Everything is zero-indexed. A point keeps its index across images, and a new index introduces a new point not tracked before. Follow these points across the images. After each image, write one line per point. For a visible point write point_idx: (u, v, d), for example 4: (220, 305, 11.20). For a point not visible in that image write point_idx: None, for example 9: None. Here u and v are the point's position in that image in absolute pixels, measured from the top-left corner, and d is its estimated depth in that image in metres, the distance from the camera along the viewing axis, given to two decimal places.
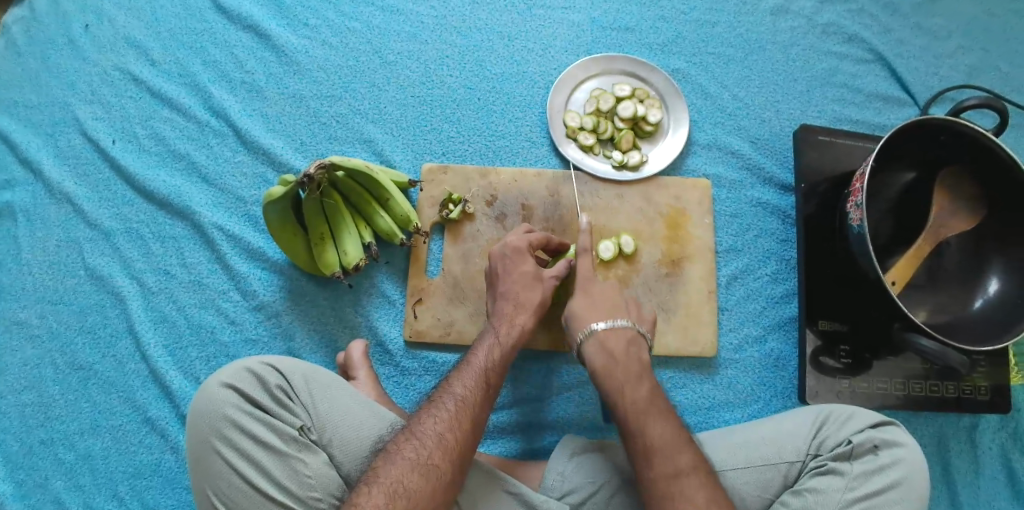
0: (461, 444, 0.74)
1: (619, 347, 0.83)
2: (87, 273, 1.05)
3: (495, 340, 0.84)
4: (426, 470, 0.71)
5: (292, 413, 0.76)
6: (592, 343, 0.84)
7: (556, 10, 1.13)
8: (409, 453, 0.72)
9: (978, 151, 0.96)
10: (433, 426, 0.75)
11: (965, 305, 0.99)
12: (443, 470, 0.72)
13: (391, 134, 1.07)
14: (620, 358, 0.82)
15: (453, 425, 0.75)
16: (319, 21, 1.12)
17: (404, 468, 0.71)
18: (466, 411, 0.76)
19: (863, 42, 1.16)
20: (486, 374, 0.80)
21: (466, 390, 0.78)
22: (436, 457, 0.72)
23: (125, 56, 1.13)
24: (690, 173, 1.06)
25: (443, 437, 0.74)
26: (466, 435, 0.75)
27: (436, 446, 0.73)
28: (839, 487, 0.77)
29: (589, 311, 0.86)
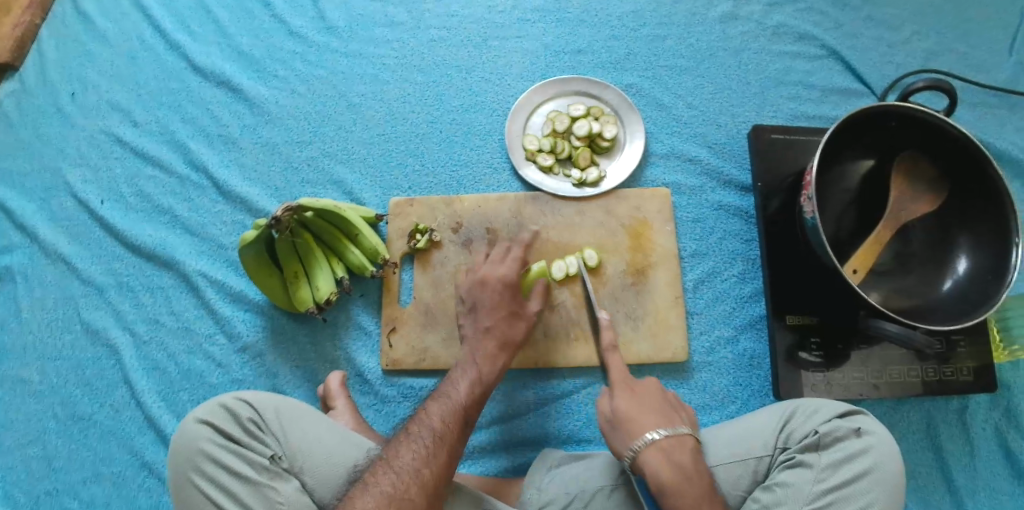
0: (436, 474, 0.76)
1: (684, 459, 0.79)
2: (84, 328, 1.11)
3: (475, 371, 0.88)
4: (399, 500, 0.73)
5: (264, 443, 0.79)
6: (651, 454, 0.79)
7: (510, 40, 1.17)
8: (384, 483, 0.74)
9: (928, 130, 0.98)
10: (409, 456, 0.77)
11: (935, 286, 0.98)
12: (416, 499, 0.74)
13: (360, 174, 1.11)
14: (685, 467, 0.78)
15: (429, 455, 0.77)
16: (288, 71, 1.19)
17: (379, 498, 0.73)
18: (443, 440, 0.79)
19: (815, 39, 1.18)
20: (461, 405, 0.83)
21: (443, 422, 0.81)
22: (412, 491, 0.74)
23: (111, 120, 1.21)
24: (650, 184, 1.08)
25: (418, 467, 0.76)
26: (441, 466, 0.77)
27: (410, 476, 0.75)
28: (808, 479, 0.78)
29: (637, 414, 0.83)
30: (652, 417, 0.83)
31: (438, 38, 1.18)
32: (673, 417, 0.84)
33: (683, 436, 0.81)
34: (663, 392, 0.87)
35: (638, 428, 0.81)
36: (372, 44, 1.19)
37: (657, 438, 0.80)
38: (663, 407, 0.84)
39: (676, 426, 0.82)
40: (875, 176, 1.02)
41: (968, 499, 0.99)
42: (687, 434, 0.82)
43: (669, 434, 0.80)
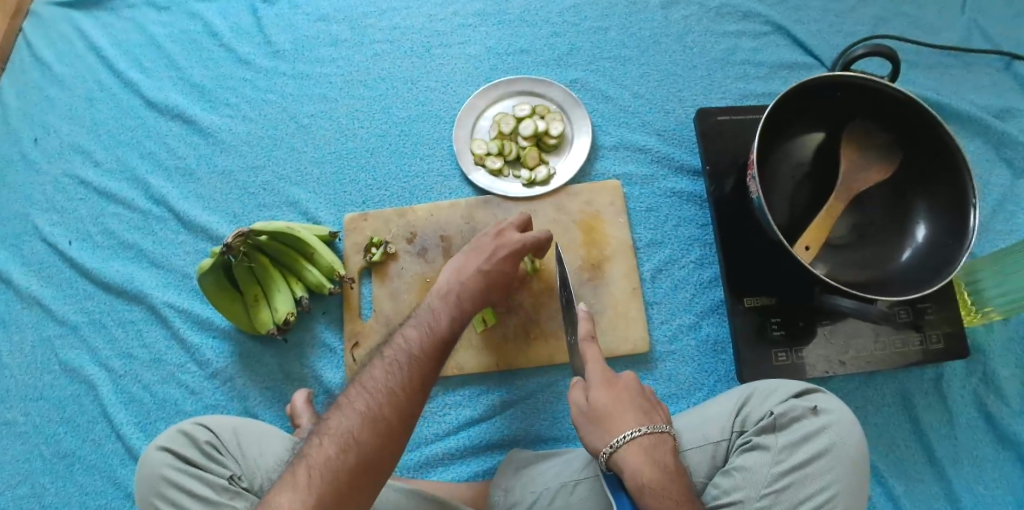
0: (410, 396, 0.72)
1: (666, 457, 0.74)
2: (62, 367, 1.12)
3: (453, 301, 0.84)
4: (374, 422, 0.69)
5: (223, 464, 0.82)
6: (630, 453, 0.73)
7: (453, 46, 1.19)
8: (359, 405, 0.70)
9: (875, 97, 0.94)
10: (383, 377, 0.73)
11: (894, 256, 0.94)
12: (390, 421, 0.70)
13: (314, 193, 1.13)
14: (667, 465, 0.73)
15: (403, 377, 0.73)
16: (239, 99, 1.20)
17: (354, 420, 0.69)
18: (416, 365, 0.75)
19: (759, 16, 1.17)
20: (436, 329, 0.79)
21: (418, 346, 0.77)
22: (386, 411, 0.70)
23: (73, 162, 1.22)
24: (601, 176, 1.09)
25: (391, 389, 0.72)
26: (417, 390, 0.73)
27: (385, 397, 0.71)
28: (765, 462, 0.78)
29: (617, 411, 0.77)
30: (632, 414, 0.76)
31: (383, 51, 1.20)
32: (650, 413, 0.78)
33: (662, 434, 0.75)
34: (642, 387, 0.81)
35: (617, 426, 0.75)
36: (319, 64, 1.21)
37: (635, 436, 0.74)
38: (640, 402, 0.78)
39: (655, 423, 0.76)
40: (827, 147, 0.98)
41: (950, 468, 0.97)
42: (665, 431, 0.76)
43: (649, 432, 0.75)
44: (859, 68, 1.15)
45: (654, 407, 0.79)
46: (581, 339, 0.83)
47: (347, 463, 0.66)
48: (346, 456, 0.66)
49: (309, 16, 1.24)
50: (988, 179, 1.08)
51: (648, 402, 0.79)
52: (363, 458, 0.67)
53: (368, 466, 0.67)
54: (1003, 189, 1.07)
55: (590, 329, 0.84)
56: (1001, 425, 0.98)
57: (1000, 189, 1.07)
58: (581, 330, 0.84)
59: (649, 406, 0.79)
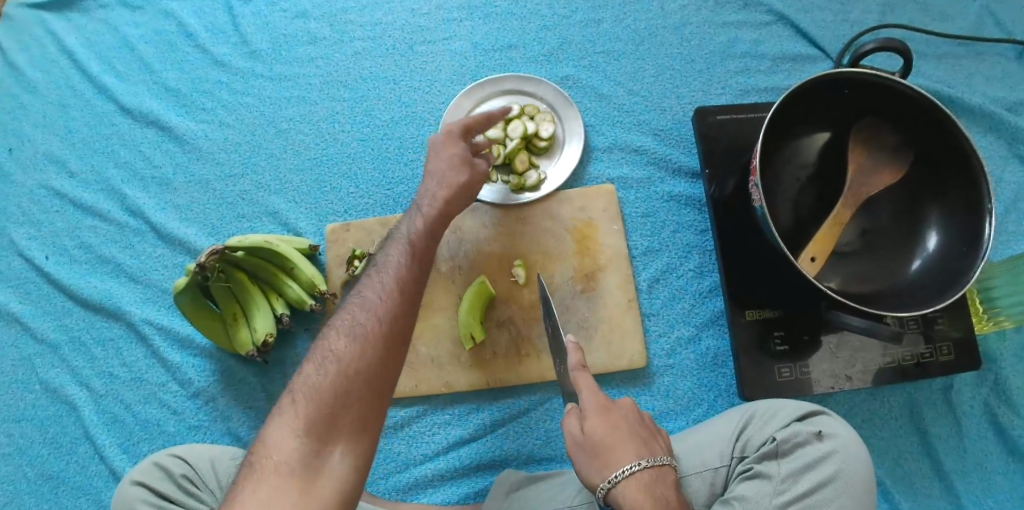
0: (389, 302, 0.71)
1: (667, 492, 0.70)
2: (42, 387, 1.06)
3: (422, 210, 0.82)
4: (353, 332, 0.69)
5: (198, 498, 0.82)
6: (630, 488, 0.69)
7: (437, 43, 1.13)
8: (338, 322, 0.70)
9: (887, 95, 0.87)
10: (359, 294, 0.73)
11: (904, 264, 0.89)
12: (370, 328, 0.69)
13: (294, 202, 1.09)
14: (669, 501, 0.69)
15: (379, 287, 0.72)
16: (215, 103, 1.15)
17: (332, 336, 0.69)
18: (392, 273, 0.74)
19: (761, 4, 1.10)
20: (411, 240, 0.78)
21: (392, 257, 0.76)
22: (364, 320, 0.69)
23: (47, 173, 1.16)
24: (594, 181, 1.04)
25: (367, 299, 0.71)
26: (394, 294, 0.72)
27: (361, 309, 0.71)
28: (767, 492, 0.74)
29: (614, 441, 0.72)
30: (632, 444, 0.72)
31: (363, 50, 1.14)
32: (650, 441, 0.74)
33: (664, 468, 0.72)
34: (640, 413, 0.77)
35: (615, 458, 0.71)
36: (298, 64, 1.15)
37: (635, 470, 0.70)
38: (638, 430, 0.74)
39: (656, 455, 0.73)
40: (833, 150, 0.92)
41: (959, 483, 0.93)
42: (666, 463, 0.73)
43: (649, 466, 0.71)
44: (869, 62, 1.08)
45: (652, 436, 0.75)
46: (572, 366, 0.76)
47: (332, 376, 0.66)
48: (328, 369, 0.66)
49: (286, 13, 1.17)
50: (1001, 176, 1.02)
51: (647, 431, 0.75)
52: (348, 368, 0.66)
53: (357, 378, 0.66)
54: (1017, 187, 1.01)
55: (581, 358, 0.76)
56: (1014, 436, 0.94)
57: (1014, 188, 1.01)
58: (572, 359, 0.76)
59: (646, 432, 0.75)
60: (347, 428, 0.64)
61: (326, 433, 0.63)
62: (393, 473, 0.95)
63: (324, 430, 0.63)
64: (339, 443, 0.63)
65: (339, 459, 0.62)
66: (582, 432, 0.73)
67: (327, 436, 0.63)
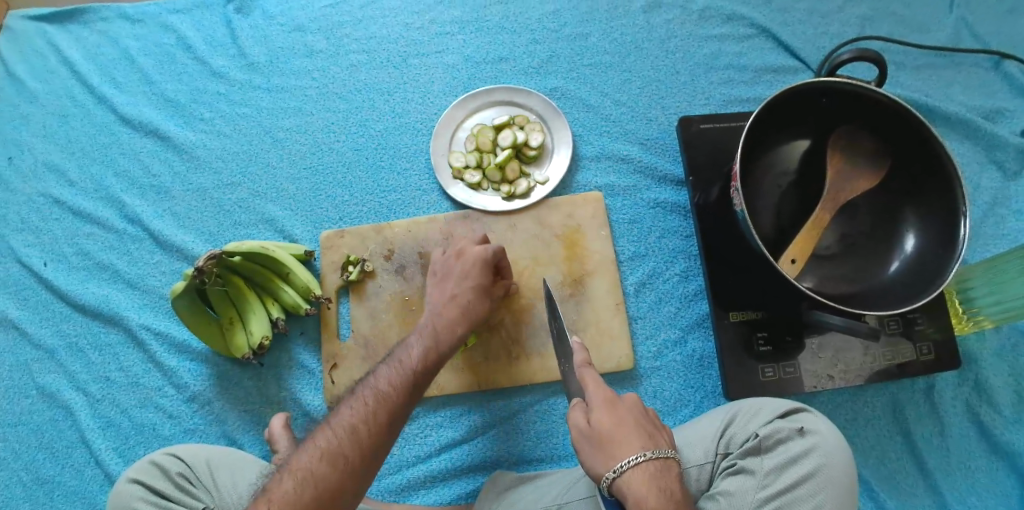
0: (374, 430, 0.73)
1: (671, 485, 0.71)
2: (39, 392, 1.08)
3: (431, 338, 0.85)
4: (333, 456, 0.70)
5: (194, 496, 0.83)
6: (633, 479, 0.71)
7: (430, 56, 1.17)
8: (320, 438, 0.72)
9: (863, 106, 0.91)
10: (348, 413, 0.74)
11: (882, 268, 0.92)
12: (351, 457, 0.71)
13: (290, 210, 1.11)
14: (672, 493, 0.70)
15: (369, 415, 0.74)
16: (213, 114, 1.18)
17: (312, 454, 0.71)
18: (382, 399, 0.76)
19: (744, 18, 1.14)
20: (409, 367, 0.80)
21: (387, 385, 0.78)
22: (346, 446, 0.71)
23: (47, 182, 1.18)
24: (582, 188, 1.07)
25: (355, 422, 0.73)
26: (381, 425, 0.74)
27: (347, 432, 0.72)
28: (751, 486, 0.76)
29: (618, 434, 0.73)
30: (636, 437, 0.73)
31: (358, 63, 1.18)
32: (655, 435, 0.75)
33: (669, 459, 0.73)
34: (644, 407, 0.78)
35: (620, 449, 0.72)
36: (294, 76, 1.18)
37: (638, 461, 0.71)
38: (643, 424, 0.75)
39: (661, 448, 0.73)
40: (814, 156, 0.95)
41: (942, 481, 0.95)
42: (671, 456, 0.73)
43: (654, 457, 0.72)
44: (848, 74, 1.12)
45: (657, 429, 0.76)
46: (579, 364, 0.80)
47: (305, 494, 0.68)
48: (304, 488, 0.68)
49: (283, 27, 1.21)
50: (978, 183, 1.05)
51: (653, 426, 0.76)
52: (322, 491, 0.68)
53: (328, 501, 0.68)
54: (994, 192, 1.04)
55: (587, 357, 0.81)
56: (995, 434, 0.96)
57: (991, 193, 1.04)
58: (577, 358, 0.81)
59: (650, 426, 0.76)
60: None
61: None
62: (386, 474, 0.96)
63: None
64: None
65: None
66: (588, 425, 0.75)
67: None
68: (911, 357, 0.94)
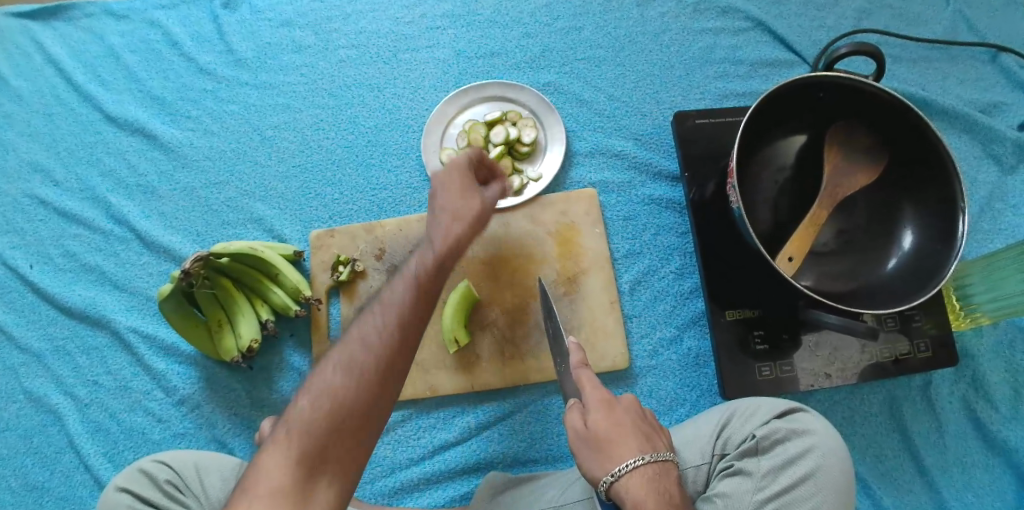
0: (386, 340, 0.68)
1: (670, 488, 0.70)
2: (26, 397, 1.06)
3: (437, 238, 0.76)
4: (349, 371, 0.67)
5: (183, 503, 0.82)
6: (632, 483, 0.70)
7: (420, 51, 1.15)
8: (335, 356, 0.69)
9: (860, 101, 0.89)
10: (360, 327, 0.70)
11: (880, 265, 0.91)
12: (368, 368, 0.67)
13: (279, 208, 1.09)
14: (671, 497, 0.69)
15: (382, 324, 0.69)
16: (200, 111, 1.16)
17: (327, 373, 0.67)
18: (395, 311, 0.70)
19: (739, 11, 1.12)
20: (419, 269, 0.73)
21: (398, 291, 0.72)
22: (362, 358, 0.67)
23: (31, 182, 1.16)
24: (576, 185, 1.05)
25: (370, 331, 0.69)
26: (395, 334, 0.69)
27: (360, 346, 0.68)
28: (747, 489, 0.75)
29: (616, 435, 0.72)
30: (634, 439, 0.72)
31: (347, 58, 1.16)
32: (653, 437, 0.74)
33: (667, 462, 0.72)
34: (641, 408, 0.77)
35: (618, 452, 0.71)
36: (282, 72, 1.16)
37: (636, 464, 0.70)
38: (641, 426, 0.75)
39: (659, 450, 0.73)
40: (810, 153, 0.94)
41: (940, 478, 0.94)
42: (670, 458, 0.73)
43: (652, 460, 0.71)
44: (844, 68, 1.11)
45: (655, 431, 0.75)
46: (574, 365, 0.79)
47: (326, 410, 0.65)
48: (323, 406, 0.65)
49: (271, 22, 1.19)
50: (975, 177, 1.04)
51: (651, 428, 0.75)
52: (343, 406, 0.65)
53: (350, 417, 0.65)
54: (991, 187, 1.03)
55: (583, 357, 0.80)
56: (992, 430, 0.95)
57: (988, 188, 1.03)
58: (574, 358, 0.79)
59: (648, 427, 0.75)
60: (337, 466, 0.64)
61: (315, 469, 0.63)
62: (378, 477, 0.95)
63: (315, 466, 0.63)
64: (325, 477, 0.63)
65: (325, 495, 0.62)
66: (584, 425, 0.73)
67: (315, 471, 0.63)
68: (908, 354, 0.93)
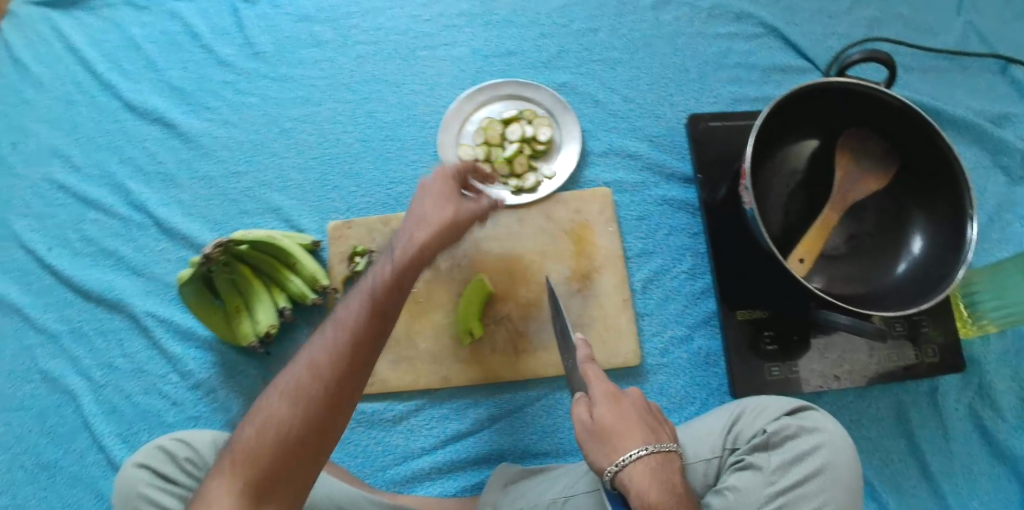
0: (334, 369, 0.68)
1: (672, 478, 0.72)
2: (42, 377, 1.07)
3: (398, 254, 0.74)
4: (294, 398, 0.67)
5: (201, 481, 0.84)
6: (636, 473, 0.71)
7: (439, 48, 1.16)
8: (283, 381, 0.69)
9: (873, 108, 0.91)
10: (310, 351, 0.70)
11: (889, 269, 0.93)
12: (313, 396, 0.67)
13: (297, 199, 1.11)
14: (673, 486, 0.71)
15: (331, 349, 0.69)
16: (220, 102, 1.18)
17: (273, 399, 0.68)
18: (347, 333, 0.69)
19: (752, 17, 1.14)
20: (373, 290, 0.71)
21: (350, 314, 0.71)
22: (307, 386, 0.67)
23: (51, 167, 1.17)
24: (590, 184, 1.07)
25: (316, 361, 0.68)
26: (342, 362, 0.68)
27: (307, 372, 0.68)
28: (758, 483, 0.77)
29: (622, 428, 0.73)
30: (638, 430, 0.74)
31: (366, 54, 1.17)
32: (656, 429, 0.76)
33: (670, 452, 0.73)
34: (646, 401, 0.78)
35: (623, 443, 0.72)
36: (301, 66, 1.18)
37: (639, 455, 0.71)
38: (645, 418, 0.76)
39: (662, 442, 0.74)
40: (822, 157, 0.95)
41: (944, 482, 0.96)
42: (672, 449, 0.74)
43: (656, 451, 0.72)
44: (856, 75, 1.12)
45: (657, 423, 0.77)
46: (581, 360, 0.80)
47: (267, 441, 0.66)
48: (266, 434, 0.66)
49: (290, 16, 1.21)
50: (984, 187, 1.06)
51: (654, 419, 0.77)
52: (285, 437, 0.66)
53: (292, 448, 0.66)
54: (999, 197, 1.05)
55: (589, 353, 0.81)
56: (997, 438, 0.97)
57: (997, 198, 1.05)
58: (580, 353, 0.81)
59: (650, 419, 0.77)
60: (283, 491, 0.66)
61: (262, 496, 0.65)
62: (390, 465, 0.96)
63: (260, 494, 0.65)
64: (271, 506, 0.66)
65: None
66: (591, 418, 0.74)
67: (259, 499, 0.65)
68: (916, 360, 0.95)
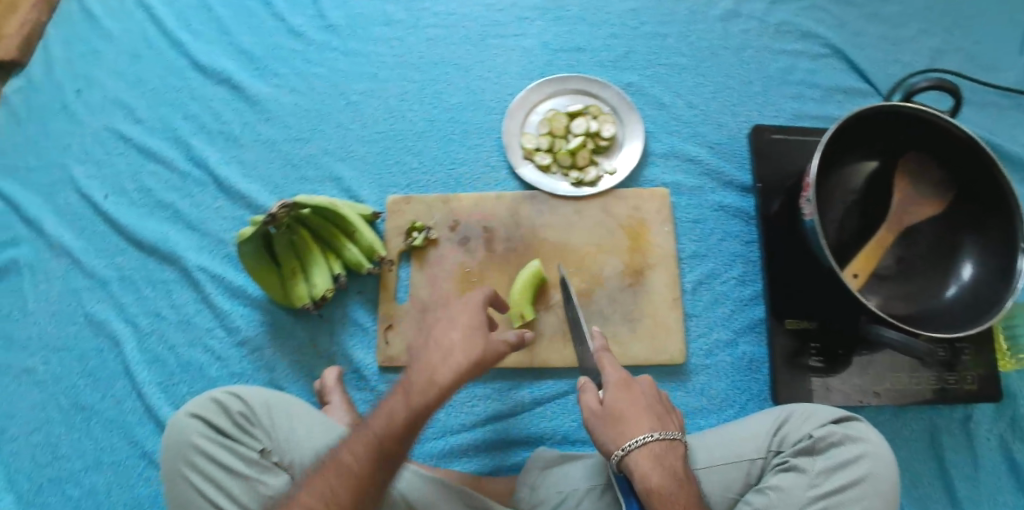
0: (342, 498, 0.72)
1: (675, 464, 0.74)
2: (87, 319, 1.08)
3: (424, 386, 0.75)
4: None
5: (253, 436, 0.85)
6: (642, 457, 0.73)
7: (509, 38, 1.18)
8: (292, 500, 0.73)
9: (936, 134, 0.93)
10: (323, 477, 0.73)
11: (938, 292, 0.94)
12: None
13: (358, 171, 1.13)
14: (675, 472, 0.73)
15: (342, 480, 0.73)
16: (288, 70, 1.20)
17: None
18: (362, 462, 0.73)
19: (818, 37, 1.16)
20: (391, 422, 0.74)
21: (365, 446, 0.74)
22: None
23: (115, 117, 1.19)
24: (648, 184, 1.09)
25: (326, 489, 0.72)
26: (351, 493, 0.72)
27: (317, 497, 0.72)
28: (801, 484, 0.79)
29: (631, 414, 0.75)
30: (645, 417, 0.75)
31: (436, 37, 1.19)
32: (665, 417, 0.77)
33: (676, 441, 0.75)
34: (657, 390, 0.80)
35: (630, 429, 0.74)
36: (371, 43, 1.20)
37: (647, 441, 0.73)
38: (655, 406, 0.77)
39: (668, 430, 0.75)
40: (882, 178, 0.97)
41: None
42: (677, 438, 0.76)
43: (661, 438, 0.74)
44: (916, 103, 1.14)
45: (665, 412, 0.78)
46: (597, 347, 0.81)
47: None
48: None
49: None
50: None
51: (663, 407, 0.78)
52: None
53: None
54: None
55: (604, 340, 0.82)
56: None
57: None
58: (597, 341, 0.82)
59: (659, 407, 0.78)
60: None
61: None
62: (430, 439, 0.98)
63: None
64: None
65: None
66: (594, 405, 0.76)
67: None
68: (956, 384, 0.96)
